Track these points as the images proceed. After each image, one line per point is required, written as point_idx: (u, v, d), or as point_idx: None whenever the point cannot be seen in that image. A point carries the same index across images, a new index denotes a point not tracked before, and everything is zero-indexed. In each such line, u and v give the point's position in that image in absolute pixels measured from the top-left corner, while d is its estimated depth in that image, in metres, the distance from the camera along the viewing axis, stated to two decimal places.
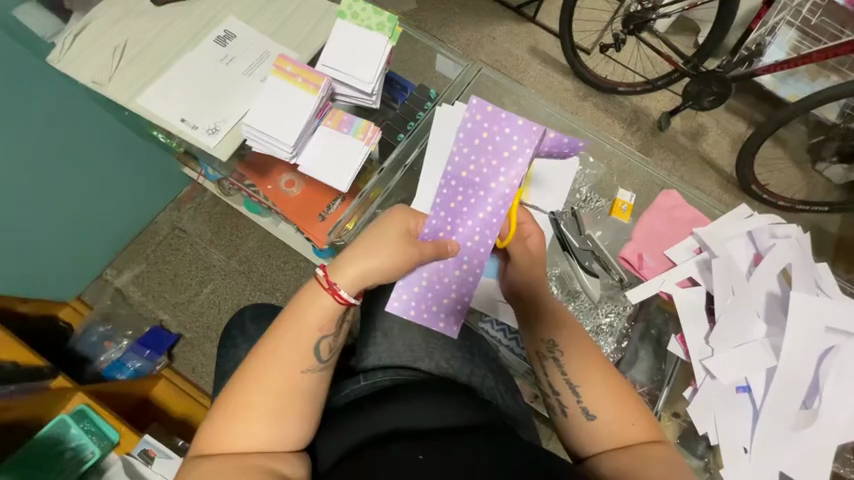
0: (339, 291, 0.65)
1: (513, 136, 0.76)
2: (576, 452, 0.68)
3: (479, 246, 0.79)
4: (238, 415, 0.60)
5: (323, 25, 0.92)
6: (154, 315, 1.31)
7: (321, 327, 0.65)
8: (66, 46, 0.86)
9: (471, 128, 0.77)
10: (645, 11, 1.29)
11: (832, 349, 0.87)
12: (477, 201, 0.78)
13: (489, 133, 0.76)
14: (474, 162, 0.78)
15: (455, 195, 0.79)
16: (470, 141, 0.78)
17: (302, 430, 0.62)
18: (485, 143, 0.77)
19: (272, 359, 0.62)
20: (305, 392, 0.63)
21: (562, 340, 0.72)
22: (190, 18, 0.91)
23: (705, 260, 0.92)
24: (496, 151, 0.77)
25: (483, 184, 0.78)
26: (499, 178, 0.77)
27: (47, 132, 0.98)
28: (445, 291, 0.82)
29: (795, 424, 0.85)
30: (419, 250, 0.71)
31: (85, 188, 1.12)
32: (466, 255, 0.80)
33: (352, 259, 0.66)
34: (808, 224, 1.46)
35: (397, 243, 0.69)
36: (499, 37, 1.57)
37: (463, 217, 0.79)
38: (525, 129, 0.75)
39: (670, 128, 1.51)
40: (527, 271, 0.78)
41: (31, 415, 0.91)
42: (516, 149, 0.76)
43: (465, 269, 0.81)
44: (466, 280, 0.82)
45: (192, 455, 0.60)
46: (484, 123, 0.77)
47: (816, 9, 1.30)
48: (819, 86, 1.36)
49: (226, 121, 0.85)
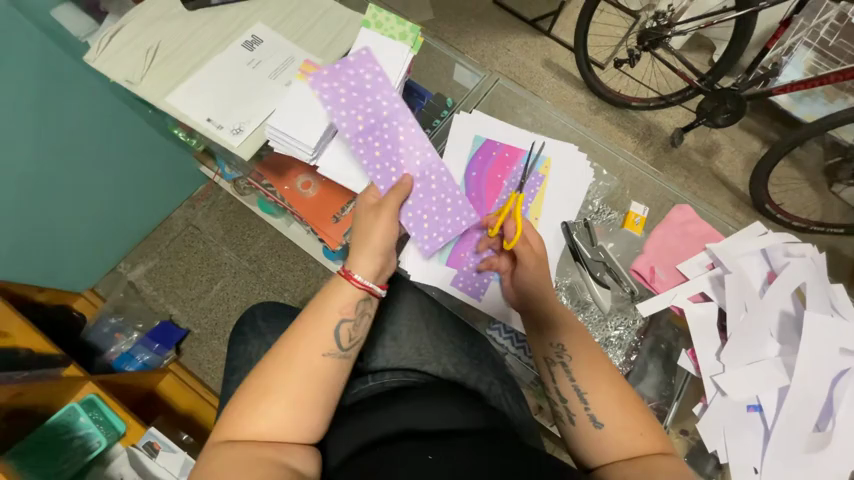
0: (354, 275, 0.70)
1: (360, 70, 0.84)
2: (585, 464, 0.67)
3: (426, 169, 0.84)
4: (255, 402, 0.60)
5: (348, 32, 0.92)
6: (164, 310, 1.32)
7: (342, 311, 0.67)
8: (102, 46, 0.86)
9: (331, 96, 0.82)
10: (660, 28, 1.30)
11: (846, 372, 0.85)
12: (390, 130, 0.84)
13: (343, 85, 0.83)
14: (359, 111, 0.83)
15: (374, 147, 0.83)
16: (342, 98, 0.82)
17: (317, 419, 0.61)
18: (349, 91, 0.83)
19: (293, 347, 0.63)
20: (324, 377, 0.63)
21: (569, 344, 0.71)
22: (220, 22, 0.92)
23: (718, 276, 0.91)
24: (361, 93, 0.83)
25: (381, 119, 0.84)
26: (381, 101, 0.84)
27: (73, 129, 1.00)
28: (444, 211, 0.84)
29: (808, 447, 0.83)
30: (391, 207, 0.75)
31: (104, 183, 1.13)
32: (435, 177, 0.84)
33: (358, 249, 0.71)
34: (823, 245, 1.45)
35: (374, 218, 0.74)
36: (514, 49, 1.58)
37: (387, 159, 0.83)
38: (363, 58, 0.84)
39: (683, 145, 1.51)
40: (536, 271, 0.77)
41: (45, 401, 0.93)
42: (371, 69, 0.84)
43: (445, 183, 0.84)
44: (444, 182, 0.84)
45: (210, 444, 0.60)
46: (339, 72, 0.83)
47: (834, 30, 1.32)
48: (837, 107, 1.36)
49: (250, 121, 0.85)
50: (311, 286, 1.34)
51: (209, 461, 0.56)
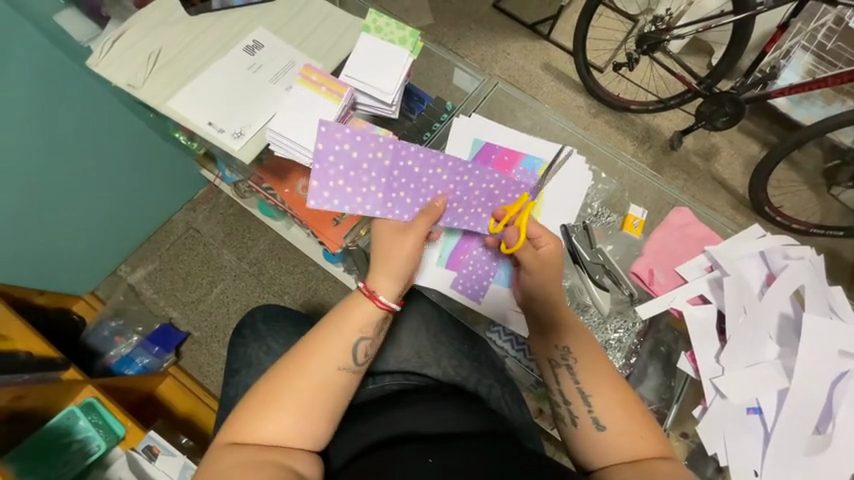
0: (378, 296, 0.68)
1: (336, 147, 0.74)
2: (586, 466, 0.66)
3: (453, 178, 0.79)
4: (262, 406, 0.60)
5: (347, 37, 0.92)
6: (164, 313, 1.32)
7: (362, 328, 0.66)
8: (104, 51, 0.87)
9: (338, 198, 0.75)
10: (659, 31, 1.31)
11: (846, 373, 0.85)
12: (403, 171, 0.77)
13: (338, 175, 0.75)
14: (367, 182, 0.76)
15: (400, 193, 0.77)
16: (347, 182, 0.75)
17: (323, 428, 0.61)
18: (345, 172, 0.75)
19: (308, 357, 0.63)
20: (335, 389, 0.62)
21: (575, 349, 0.71)
22: (220, 27, 0.92)
23: (717, 279, 0.91)
24: (354, 166, 0.75)
25: (387, 172, 0.76)
26: (373, 151, 0.75)
27: (74, 133, 1.00)
28: (492, 195, 0.81)
29: (809, 449, 0.83)
30: (420, 231, 0.72)
31: (104, 186, 1.13)
32: (468, 178, 0.79)
33: (383, 268, 0.69)
34: (822, 248, 1.45)
35: (402, 241, 0.72)
36: (514, 52, 1.59)
37: (416, 201, 0.78)
38: (329, 134, 0.73)
39: (681, 148, 1.51)
40: (540, 273, 0.76)
41: (44, 404, 0.93)
42: (341, 136, 0.73)
43: (479, 175, 0.79)
44: (480, 176, 0.79)
45: (216, 444, 0.59)
46: (323, 170, 0.74)
47: (832, 34, 1.34)
48: (835, 110, 1.37)
49: (251, 125, 0.85)
50: (311, 288, 1.34)
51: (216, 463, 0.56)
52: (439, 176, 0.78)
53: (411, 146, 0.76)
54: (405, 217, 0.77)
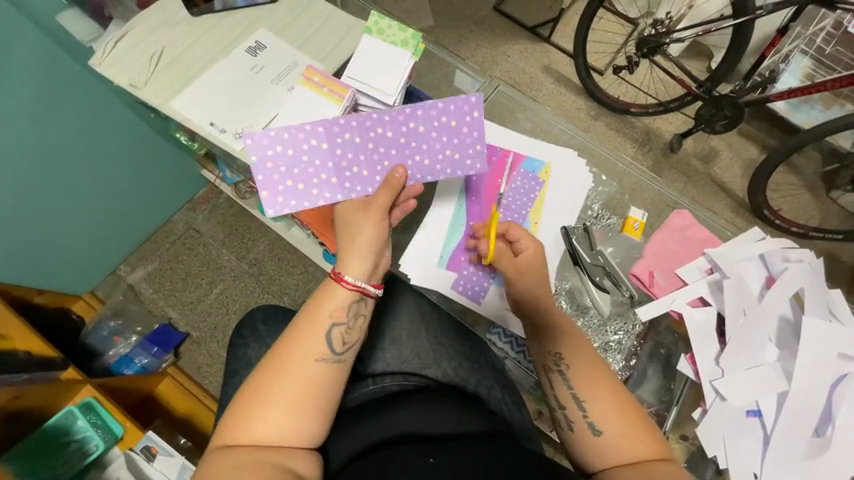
0: (345, 278, 0.67)
1: (269, 152, 0.74)
2: (585, 469, 0.66)
3: (399, 129, 0.78)
4: (250, 406, 0.59)
5: (350, 38, 0.92)
6: (163, 313, 1.32)
7: (333, 315, 0.65)
8: (107, 50, 0.87)
9: (295, 197, 0.76)
10: (659, 35, 1.31)
11: (845, 376, 0.86)
12: (348, 146, 0.77)
13: (281, 174, 0.76)
14: (317, 172, 0.76)
15: (356, 165, 0.77)
16: (296, 177, 0.76)
17: (315, 422, 0.60)
18: (290, 171, 0.76)
19: (288, 353, 0.62)
20: (320, 383, 0.62)
21: (567, 353, 0.71)
22: (223, 28, 0.92)
23: (716, 281, 0.91)
24: (296, 163, 0.76)
25: (333, 155, 0.76)
26: (308, 141, 0.75)
27: (74, 133, 1.00)
28: (454, 129, 0.79)
29: (809, 452, 0.83)
30: (379, 205, 0.71)
31: (103, 186, 1.13)
32: (414, 122, 0.78)
33: (347, 250, 0.68)
34: (822, 251, 1.45)
35: (361, 223, 0.70)
36: (514, 55, 1.59)
37: (374, 171, 0.78)
38: (257, 145, 0.74)
39: (681, 151, 1.52)
40: (525, 282, 0.77)
41: (42, 403, 0.93)
42: (269, 140, 0.74)
43: (423, 114, 0.78)
44: (428, 115, 0.78)
45: (211, 447, 0.59)
46: (269, 176, 0.75)
47: (830, 38, 1.34)
48: (834, 114, 1.38)
49: (252, 126, 0.85)
50: (311, 289, 1.34)
51: (210, 465, 0.56)
52: (386, 136, 0.78)
53: (338, 118, 0.75)
54: (369, 191, 0.77)
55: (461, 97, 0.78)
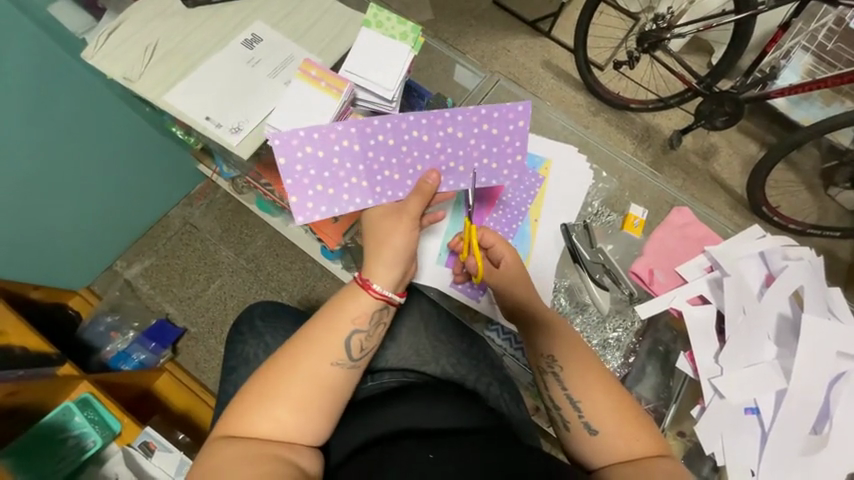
0: (372, 286, 0.67)
1: (299, 155, 0.74)
2: (585, 465, 0.66)
3: (435, 133, 0.77)
4: (260, 399, 0.59)
5: (349, 31, 0.91)
6: (160, 309, 1.31)
7: (355, 321, 0.65)
8: (100, 42, 0.85)
9: (325, 200, 0.76)
10: (660, 30, 1.30)
11: (843, 374, 0.86)
12: (378, 149, 0.76)
13: (308, 176, 0.75)
14: (347, 176, 0.76)
15: (387, 168, 0.77)
16: (324, 180, 0.75)
17: (324, 423, 0.60)
18: (320, 176, 0.75)
19: (304, 353, 0.62)
20: (334, 386, 0.62)
21: (561, 355, 0.70)
22: (219, 20, 0.91)
23: (717, 279, 0.91)
24: (327, 166, 0.75)
25: (362, 158, 0.76)
26: (340, 143, 0.75)
27: (68, 127, 0.99)
28: (494, 137, 0.79)
29: (806, 448, 0.84)
30: (410, 213, 0.69)
31: (99, 180, 1.12)
32: (452, 127, 0.77)
33: (375, 257, 0.68)
34: (820, 248, 1.45)
35: (391, 231, 0.69)
36: (514, 49, 1.58)
37: (406, 174, 0.77)
38: (287, 148, 0.74)
39: (680, 147, 1.51)
40: (510, 289, 0.75)
41: (38, 399, 0.92)
42: (298, 141, 0.74)
43: (463, 120, 0.77)
44: (470, 121, 0.77)
45: (213, 437, 0.59)
46: (300, 179, 0.75)
47: (832, 34, 1.34)
48: (834, 110, 1.38)
49: (249, 121, 0.84)
50: (309, 285, 1.34)
51: (214, 455, 0.55)
52: (421, 140, 0.77)
53: (371, 120, 0.75)
54: (400, 195, 0.77)
55: (503, 106, 0.77)
